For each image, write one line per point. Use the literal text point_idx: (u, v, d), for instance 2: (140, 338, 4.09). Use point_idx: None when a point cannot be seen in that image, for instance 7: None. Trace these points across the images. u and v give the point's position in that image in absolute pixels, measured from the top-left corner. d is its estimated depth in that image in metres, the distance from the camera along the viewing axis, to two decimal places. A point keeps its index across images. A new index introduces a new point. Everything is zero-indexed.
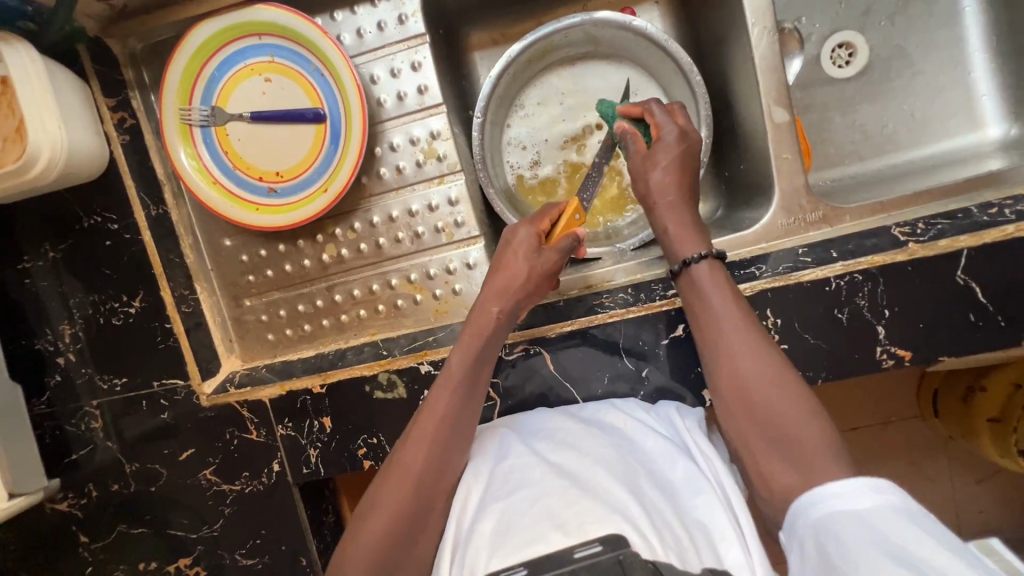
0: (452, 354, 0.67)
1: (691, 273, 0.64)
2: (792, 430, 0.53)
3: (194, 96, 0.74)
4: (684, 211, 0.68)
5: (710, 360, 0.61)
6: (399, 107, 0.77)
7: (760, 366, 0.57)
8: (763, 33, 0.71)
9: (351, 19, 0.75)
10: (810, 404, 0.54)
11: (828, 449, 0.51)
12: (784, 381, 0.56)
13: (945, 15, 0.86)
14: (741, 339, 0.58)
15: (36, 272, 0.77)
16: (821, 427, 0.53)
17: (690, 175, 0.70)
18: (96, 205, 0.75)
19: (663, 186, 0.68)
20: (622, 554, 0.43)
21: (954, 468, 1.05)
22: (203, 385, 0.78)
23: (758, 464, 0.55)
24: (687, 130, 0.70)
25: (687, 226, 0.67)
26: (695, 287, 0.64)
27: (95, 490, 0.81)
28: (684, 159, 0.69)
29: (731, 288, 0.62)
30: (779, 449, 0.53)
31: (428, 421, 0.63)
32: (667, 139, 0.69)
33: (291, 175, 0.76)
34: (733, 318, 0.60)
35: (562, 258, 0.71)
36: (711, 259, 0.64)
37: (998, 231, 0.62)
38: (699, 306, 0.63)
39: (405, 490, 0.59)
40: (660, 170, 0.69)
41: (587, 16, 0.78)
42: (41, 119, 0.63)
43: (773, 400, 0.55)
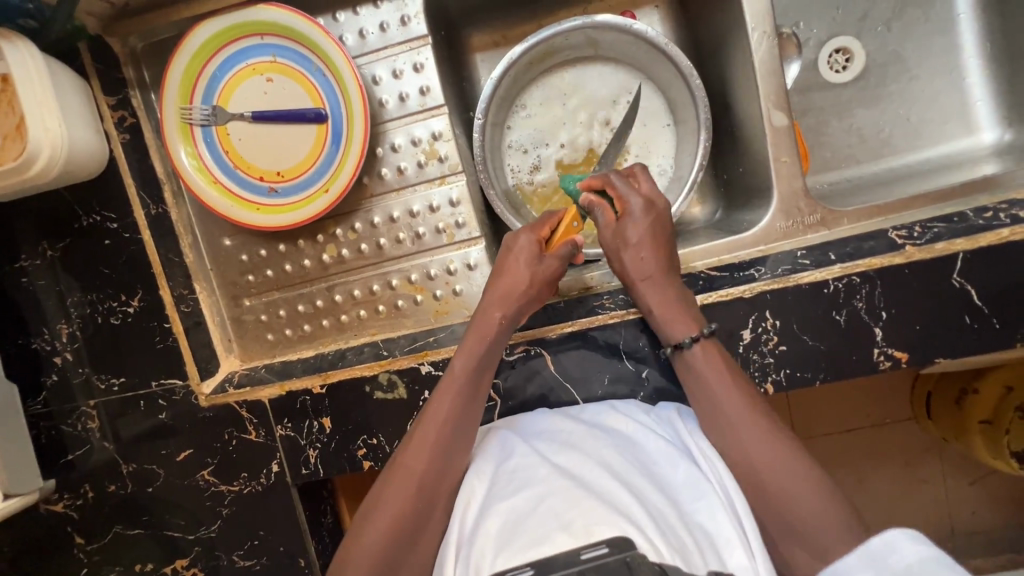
0: (455, 359, 0.67)
1: (686, 359, 0.66)
2: (808, 520, 0.55)
3: (195, 95, 0.74)
4: (663, 284, 0.68)
5: (720, 450, 0.62)
6: (400, 108, 0.77)
7: (770, 456, 0.59)
8: (762, 38, 0.71)
9: (353, 20, 0.76)
10: (820, 486, 0.57)
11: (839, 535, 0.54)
12: (792, 466, 0.58)
13: (940, 21, 0.88)
14: (750, 432, 0.60)
15: (33, 271, 0.76)
16: (833, 509, 0.56)
17: (665, 238, 0.71)
18: (95, 203, 0.74)
19: (637, 265, 0.69)
20: (629, 556, 0.43)
21: (947, 470, 1.06)
22: (202, 384, 0.78)
23: (779, 551, 0.57)
24: (653, 198, 0.72)
25: (672, 303, 0.67)
26: (696, 375, 0.65)
27: (91, 491, 0.80)
28: (654, 231, 0.70)
29: (731, 371, 0.64)
30: (799, 540, 0.56)
31: (431, 425, 0.63)
32: (634, 213, 0.71)
33: (291, 175, 0.76)
34: (739, 410, 0.61)
35: (561, 264, 0.71)
36: (704, 340, 0.65)
37: (993, 235, 0.63)
38: (702, 394, 0.64)
39: (408, 491, 0.60)
40: (631, 249, 0.70)
41: (588, 19, 0.79)
42: (43, 117, 0.62)
43: (787, 491, 0.57)
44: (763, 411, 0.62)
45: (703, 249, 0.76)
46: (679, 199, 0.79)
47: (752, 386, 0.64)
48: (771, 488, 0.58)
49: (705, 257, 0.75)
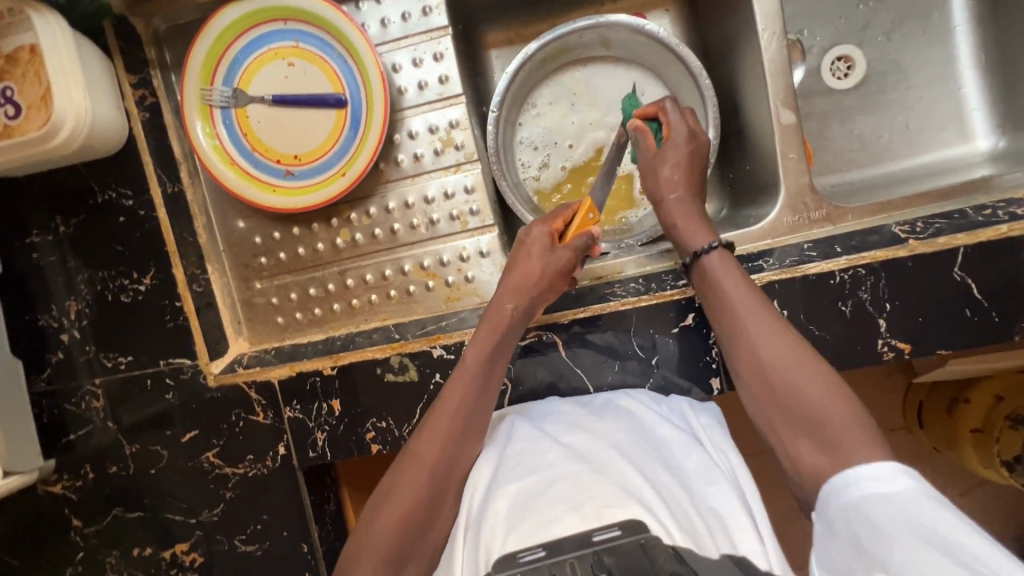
0: (467, 351, 0.68)
1: (702, 264, 0.68)
2: (815, 410, 0.54)
3: (216, 76, 0.75)
4: (686, 204, 0.72)
5: (731, 348, 0.63)
6: (419, 96, 0.79)
7: (779, 349, 0.59)
8: (772, 38, 0.74)
9: (376, 10, 0.77)
10: (831, 380, 0.56)
11: (854, 427, 0.52)
12: (801, 359, 0.58)
13: (936, 33, 0.91)
14: (756, 330, 0.61)
15: (44, 247, 0.76)
16: (844, 402, 0.54)
17: (698, 168, 0.74)
18: (112, 180, 0.75)
19: (668, 187, 0.73)
20: (644, 539, 0.43)
21: (940, 472, 1.08)
22: (211, 364, 0.78)
23: (787, 446, 0.56)
24: (698, 131, 0.73)
25: (694, 218, 0.72)
26: (708, 277, 0.67)
27: (91, 472, 0.79)
28: (692, 161, 0.73)
29: (743, 276, 0.65)
30: (806, 431, 0.54)
31: (442, 415, 0.63)
32: (677, 138, 0.72)
33: (308, 158, 0.77)
34: (751, 310, 0.62)
35: (575, 256, 0.72)
36: (721, 249, 0.68)
37: (992, 231, 0.66)
38: (714, 296, 0.65)
39: (420, 479, 0.59)
40: (665, 175, 0.73)
41: (601, 18, 0.81)
42: (69, 88, 0.63)
43: (793, 385, 0.56)
44: (773, 312, 0.62)
45: None
46: None
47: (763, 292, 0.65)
48: (777, 379, 0.58)
49: None
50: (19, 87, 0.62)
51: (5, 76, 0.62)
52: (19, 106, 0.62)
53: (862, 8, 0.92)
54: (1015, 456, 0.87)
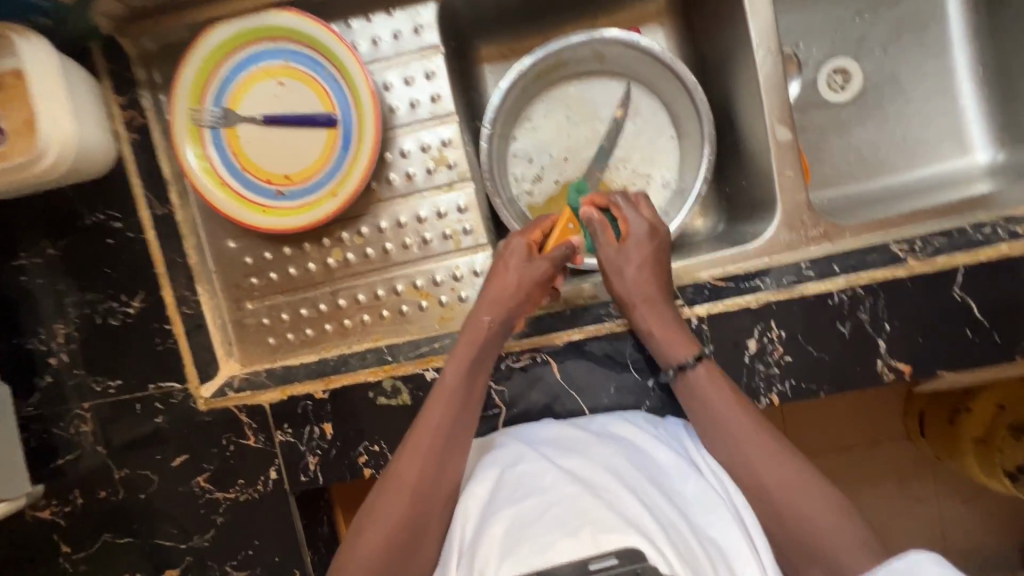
0: (447, 366, 0.66)
1: (687, 381, 0.65)
2: (826, 541, 0.55)
3: (205, 96, 0.74)
4: (661, 308, 0.68)
5: (732, 472, 0.61)
6: (411, 114, 0.78)
7: (782, 473, 0.59)
8: (767, 54, 0.73)
9: (367, 28, 0.77)
10: (832, 501, 0.57)
11: (864, 552, 0.54)
12: (804, 484, 0.58)
13: (933, 46, 0.91)
14: (754, 454, 0.60)
15: (32, 269, 0.75)
16: (852, 528, 0.55)
17: (661, 265, 0.71)
18: (100, 202, 0.74)
19: (638, 289, 0.69)
20: (640, 567, 0.42)
21: (943, 487, 1.06)
22: (202, 388, 0.76)
23: (799, 575, 0.57)
24: (656, 222, 0.72)
25: (671, 326, 0.67)
26: (696, 395, 0.64)
27: (80, 497, 0.78)
28: (655, 256, 0.71)
29: (732, 390, 0.64)
30: (819, 565, 0.55)
31: (424, 432, 0.62)
32: (637, 234, 0.71)
33: (300, 178, 0.76)
34: (746, 434, 0.61)
35: (554, 264, 0.71)
36: (705, 361, 0.65)
37: (992, 250, 0.65)
38: (706, 418, 0.63)
39: (405, 501, 0.58)
40: (631, 271, 0.70)
41: (595, 33, 0.80)
42: (54, 113, 0.62)
43: (799, 514, 0.57)
44: (763, 427, 0.61)
45: (709, 259, 0.76)
46: (683, 212, 0.81)
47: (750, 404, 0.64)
48: (783, 511, 0.57)
49: (711, 266, 0.75)
50: (4, 112, 0.61)
51: None
52: (4, 131, 0.61)
53: (858, 21, 0.91)
54: (1018, 466, 0.87)
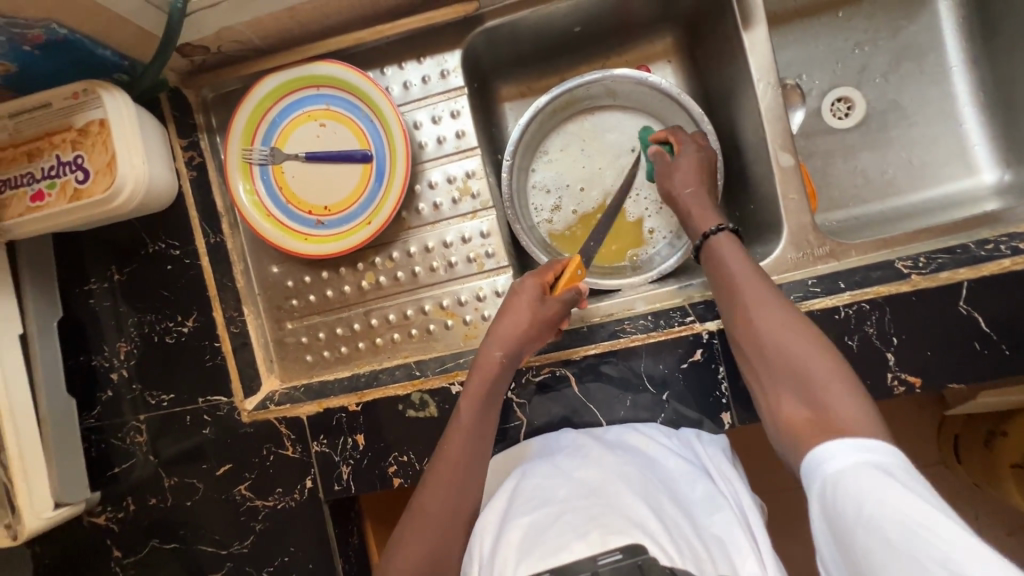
0: (462, 405, 0.70)
1: (710, 245, 0.72)
2: (802, 366, 0.57)
3: (256, 138, 0.83)
4: (700, 201, 0.77)
5: (728, 309, 0.66)
6: (438, 149, 0.85)
7: (771, 311, 0.61)
8: (766, 87, 0.79)
9: (399, 74, 0.85)
10: (818, 340, 0.58)
11: (841, 383, 0.55)
12: (793, 320, 0.60)
13: (935, 73, 0.94)
14: (752, 295, 0.63)
15: (100, 293, 0.84)
16: (831, 363, 0.56)
17: (709, 176, 0.80)
18: (161, 232, 0.83)
19: (683, 184, 0.79)
20: (641, 559, 0.45)
21: (973, 509, 1.04)
22: (245, 402, 0.83)
23: (777, 405, 0.58)
24: (704, 143, 0.83)
25: (708, 211, 0.76)
26: (714, 254, 0.71)
27: (132, 504, 0.84)
28: (701, 163, 0.80)
29: (744, 253, 0.69)
30: (795, 388, 0.57)
31: (444, 465, 0.66)
32: (688, 151, 0.81)
33: (337, 209, 0.84)
34: (747, 280, 0.65)
35: (563, 308, 0.75)
36: (727, 232, 0.73)
37: (994, 265, 0.67)
38: (717, 269, 0.70)
39: (431, 529, 0.62)
40: (679, 173, 0.80)
41: (606, 72, 0.87)
42: (132, 156, 0.71)
43: (783, 346, 0.59)
44: (766, 279, 0.65)
45: None
46: None
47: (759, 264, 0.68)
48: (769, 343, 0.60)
49: None
50: (89, 155, 0.70)
51: (76, 146, 0.70)
52: (88, 172, 0.70)
53: (858, 52, 0.96)
54: None
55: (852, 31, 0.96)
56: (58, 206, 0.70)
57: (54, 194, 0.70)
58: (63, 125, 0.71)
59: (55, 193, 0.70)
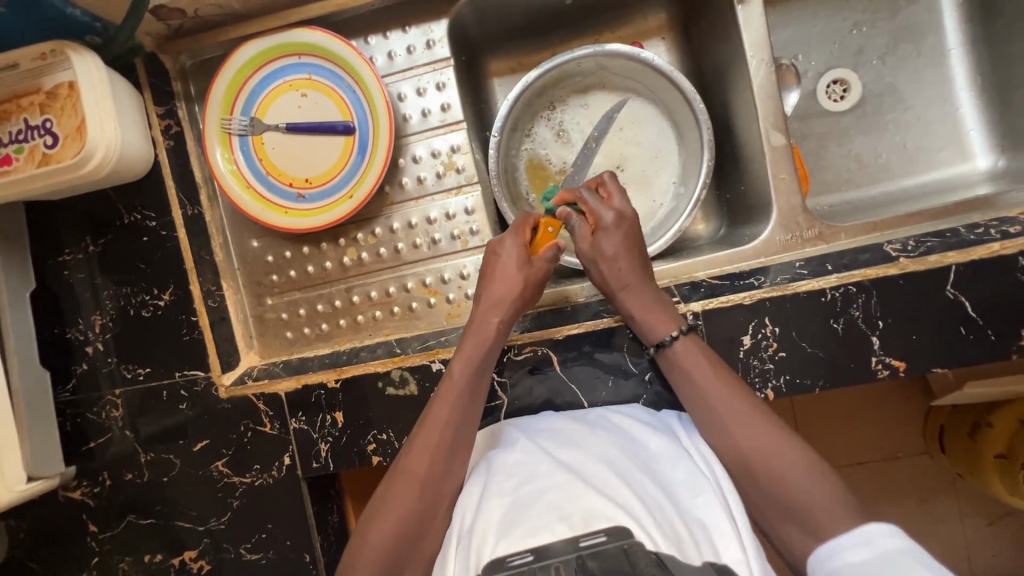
0: (454, 365, 0.69)
1: (668, 356, 0.68)
2: (798, 495, 0.58)
3: (235, 107, 0.81)
4: (640, 289, 0.72)
5: (705, 436, 0.65)
6: (422, 123, 0.83)
7: (753, 436, 0.61)
8: (759, 64, 0.77)
9: (383, 43, 0.83)
10: (808, 462, 0.59)
11: (839, 511, 0.56)
12: (779, 446, 0.60)
13: (933, 55, 0.93)
14: (728, 416, 0.63)
15: (74, 264, 0.81)
16: (823, 484, 0.58)
17: (638, 244, 0.75)
18: (137, 203, 0.80)
19: (615, 275, 0.73)
20: (626, 544, 0.46)
21: (955, 499, 1.04)
22: (223, 376, 0.82)
23: (780, 533, 0.60)
24: (624, 211, 0.75)
25: (655, 308, 0.70)
26: (677, 367, 0.68)
27: (108, 480, 0.83)
28: (626, 243, 0.74)
29: (713, 360, 0.66)
30: (791, 517, 0.58)
31: (432, 428, 0.64)
32: (607, 225, 0.74)
33: (318, 182, 0.82)
34: (726, 397, 0.64)
35: (545, 263, 0.74)
36: (683, 337, 0.68)
37: (984, 249, 0.66)
38: (686, 380, 0.67)
39: (411, 493, 0.61)
40: (607, 260, 0.73)
41: (598, 47, 0.84)
42: (103, 120, 0.69)
43: (775, 471, 0.59)
44: (741, 391, 0.64)
45: (706, 260, 0.79)
46: (684, 215, 0.83)
47: (726, 366, 0.67)
48: (761, 469, 0.60)
49: (708, 267, 0.79)
50: (58, 120, 0.68)
51: (45, 110, 0.68)
52: (57, 136, 0.68)
53: (855, 33, 0.94)
54: None
55: (851, 11, 0.93)
56: (26, 170, 0.67)
57: (22, 159, 0.68)
58: (32, 87, 0.68)
59: (24, 157, 0.68)
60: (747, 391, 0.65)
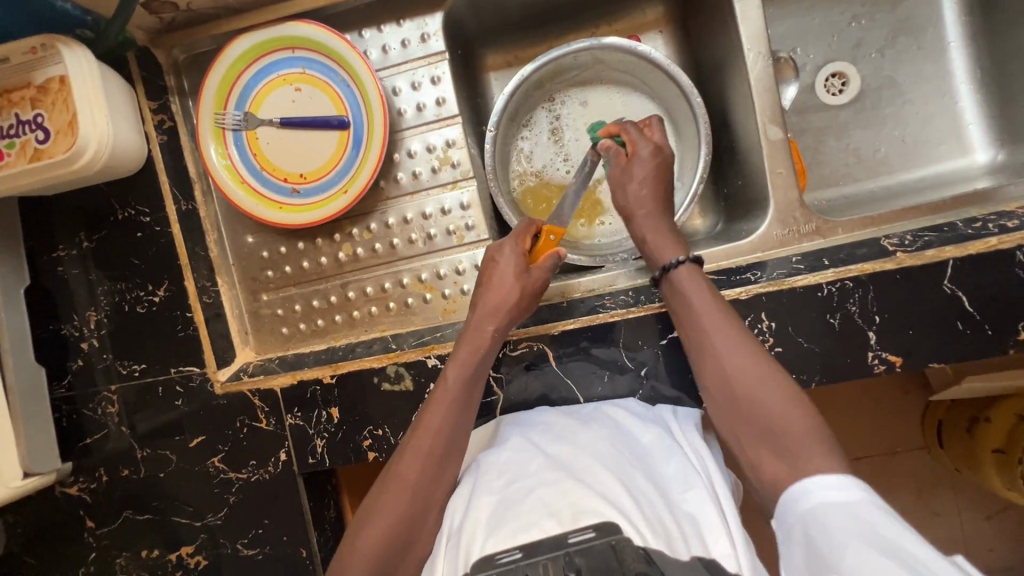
0: (447, 372, 0.69)
1: (670, 278, 0.69)
2: (774, 419, 0.56)
3: (229, 101, 0.80)
4: (656, 220, 0.74)
5: (693, 361, 0.65)
6: (417, 117, 0.82)
7: (739, 358, 0.60)
8: (757, 57, 0.76)
9: (377, 37, 0.82)
10: (791, 393, 0.57)
11: (814, 440, 0.53)
12: (764, 371, 0.59)
13: (933, 49, 0.92)
14: (717, 338, 0.62)
15: (68, 260, 0.81)
16: (800, 411, 0.56)
17: (667, 183, 0.76)
18: (130, 199, 0.80)
19: (639, 200, 0.75)
20: (614, 540, 0.45)
21: (951, 493, 1.05)
22: (218, 372, 0.81)
23: (749, 457, 0.57)
24: (662, 146, 0.77)
25: (664, 237, 0.73)
26: (677, 289, 0.68)
27: (105, 476, 0.83)
28: (659, 176, 0.75)
29: (712, 288, 0.67)
30: (764, 437, 0.56)
31: (424, 434, 0.64)
32: (642, 154, 0.76)
33: (313, 177, 0.81)
34: (717, 323, 0.63)
35: (546, 273, 0.74)
36: (689, 263, 0.69)
37: (981, 243, 0.65)
38: (681, 305, 0.67)
39: (402, 499, 0.60)
40: (635, 184, 0.75)
41: (595, 40, 0.83)
42: (94, 115, 0.68)
43: (755, 394, 0.58)
44: (735, 320, 0.64)
45: (703, 255, 0.79)
46: (680, 210, 0.83)
47: (722, 297, 0.67)
48: (742, 390, 0.59)
49: (704, 262, 0.78)
50: (49, 115, 0.67)
51: (35, 104, 0.67)
52: (48, 131, 0.67)
53: (854, 26, 0.93)
54: None
55: (850, 4, 0.93)
56: (17, 166, 0.67)
57: (12, 154, 0.67)
58: (23, 82, 0.68)
59: (14, 153, 0.67)
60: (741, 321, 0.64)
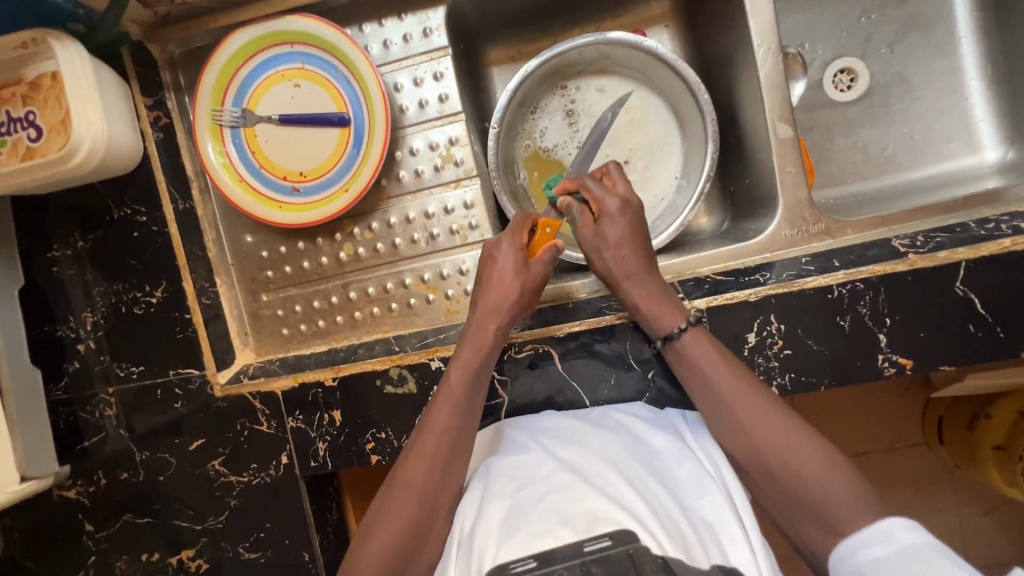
0: (451, 373, 0.67)
1: (676, 348, 0.67)
2: (814, 488, 0.56)
3: (226, 98, 0.78)
4: (643, 279, 0.70)
5: (716, 434, 0.64)
6: (419, 114, 0.81)
7: (767, 429, 0.60)
8: (767, 53, 0.75)
9: (378, 32, 0.80)
10: (824, 454, 0.58)
11: (856, 504, 0.55)
12: (793, 436, 0.59)
13: (943, 44, 0.90)
14: (742, 408, 0.61)
15: (63, 260, 0.79)
16: (839, 477, 0.56)
17: (642, 231, 0.72)
18: (126, 198, 0.78)
19: (619, 264, 0.71)
20: (631, 549, 0.44)
21: (954, 492, 1.04)
22: (218, 375, 0.80)
23: (796, 527, 0.58)
24: (629, 197, 0.72)
25: (658, 297, 0.69)
26: (686, 361, 0.66)
27: (104, 479, 0.82)
28: (632, 230, 0.71)
29: (722, 353, 0.65)
30: (809, 514, 0.57)
31: (430, 437, 0.63)
32: (611, 213, 0.72)
33: (313, 175, 0.79)
34: (740, 391, 0.62)
35: (544, 268, 0.72)
36: (691, 329, 0.66)
37: (995, 245, 0.64)
38: (696, 377, 0.65)
39: (410, 502, 0.60)
40: (611, 248, 0.71)
41: (601, 35, 0.81)
42: (88, 112, 0.66)
43: (791, 463, 0.58)
44: (753, 382, 0.63)
45: (710, 255, 0.77)
46: (687, 209, 0.81)
47: (736, 357, 0.65)
48: (776, 461, 0.59)
49: (712, 262, 0.77)
50: (41, 112, 0.66)
51: (28, 101, 0.66)
52: (41, 129, 0.66)
53: (864, 21, 0.91)
54: None
55: None
56: (10, 164, 0.65)
57: (5, 152, 0.66)
58: (14, 78, 0.66)
59: (7, 151, 0.65)
60: (758, 382, 0.63)
